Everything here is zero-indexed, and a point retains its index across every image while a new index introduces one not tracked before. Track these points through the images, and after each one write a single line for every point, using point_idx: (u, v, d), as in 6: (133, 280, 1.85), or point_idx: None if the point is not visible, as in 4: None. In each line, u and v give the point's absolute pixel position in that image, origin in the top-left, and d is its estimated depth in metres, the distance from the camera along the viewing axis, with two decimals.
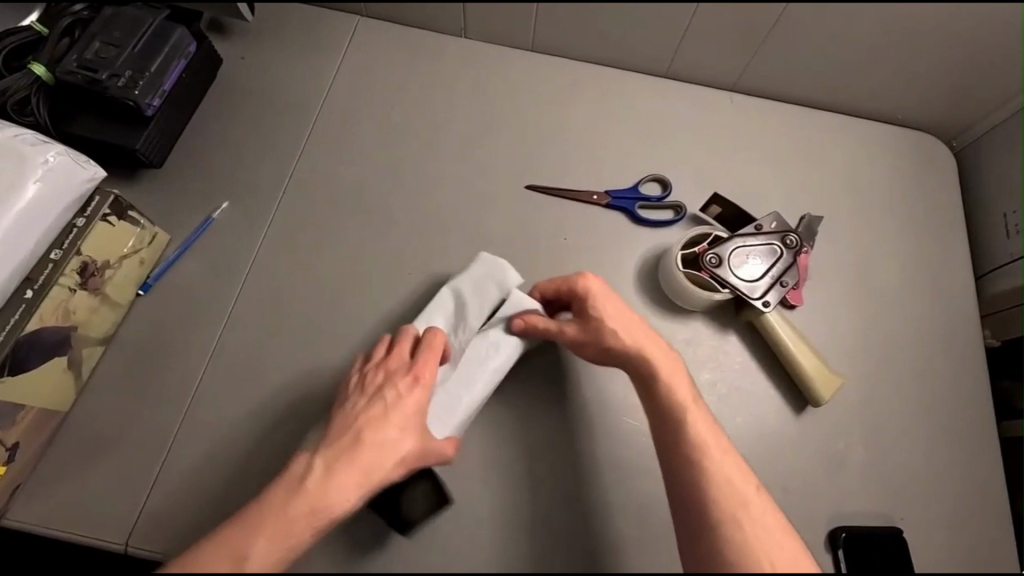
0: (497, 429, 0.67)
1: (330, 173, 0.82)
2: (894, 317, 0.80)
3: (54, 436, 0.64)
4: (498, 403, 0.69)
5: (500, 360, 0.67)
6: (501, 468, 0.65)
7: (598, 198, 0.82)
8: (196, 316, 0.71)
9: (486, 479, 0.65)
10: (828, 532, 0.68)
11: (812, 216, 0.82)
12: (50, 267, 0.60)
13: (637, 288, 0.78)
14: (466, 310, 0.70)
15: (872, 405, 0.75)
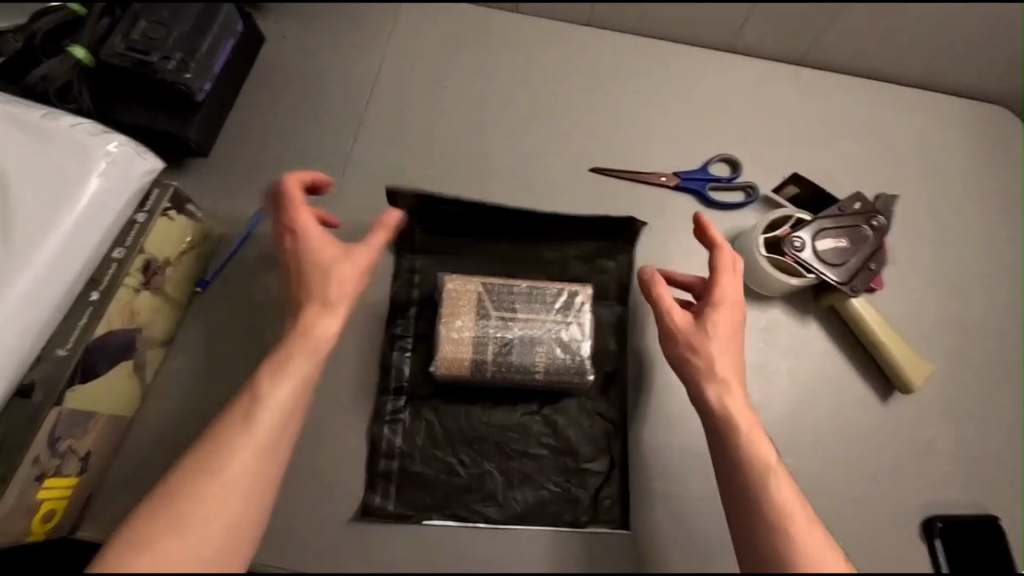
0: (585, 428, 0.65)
1: (385, 159, 0.78)
2: (974, 298, 0.78)
3: (122, 444, 0.61)
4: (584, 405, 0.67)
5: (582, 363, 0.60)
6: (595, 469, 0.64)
7: (665, 180, 0.78)
8: (258, 313, 0.68)
9: (569, 480, 0.64)
10: (921, 521, 0.67)
11: (887, 195, 0.77)
12: (115, 266, 0.56)
13: (712, 274, 0.75)
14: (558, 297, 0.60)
15: (956, 390, 0.73)
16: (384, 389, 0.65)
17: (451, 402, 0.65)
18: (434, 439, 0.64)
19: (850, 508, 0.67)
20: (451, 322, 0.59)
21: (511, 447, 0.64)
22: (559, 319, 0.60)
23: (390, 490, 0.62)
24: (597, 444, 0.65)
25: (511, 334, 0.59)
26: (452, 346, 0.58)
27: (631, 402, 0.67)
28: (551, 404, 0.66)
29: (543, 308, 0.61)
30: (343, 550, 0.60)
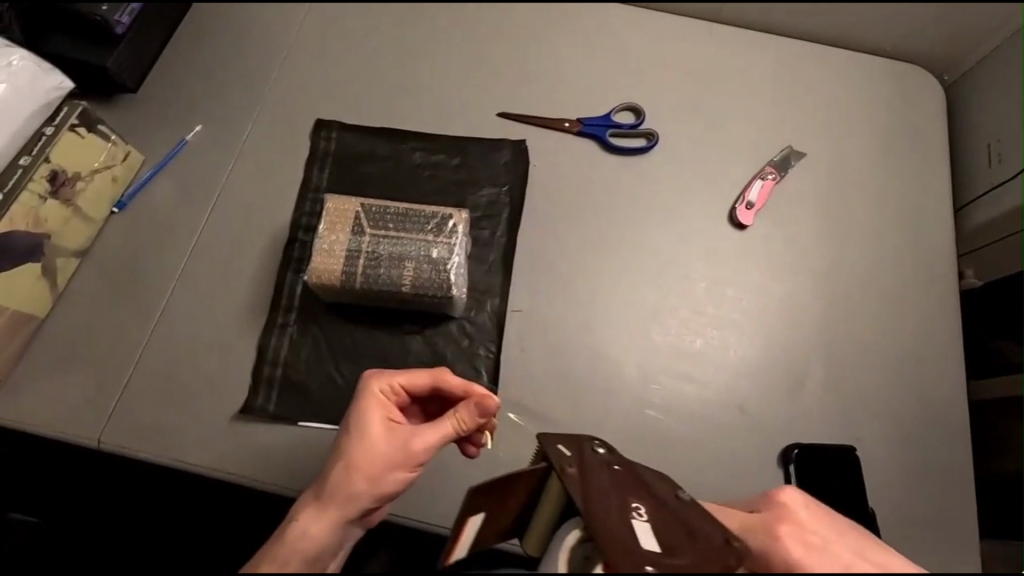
0: (464, 350, 0.69)
1: (300, 97, 0.82)
2: (867, 247, 0.78)
3: (31, 340, 0.67)
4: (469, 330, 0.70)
5: (448, 281, 0.63)
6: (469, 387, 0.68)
7: (568, 125, 0.81)
8: (169, 232, 0.73)
9: None
10: (782, 449, 0.68)
11: (794, 149, 0.81)
12: (19, 172, 0.62)
13: (604, 214, 0.77)
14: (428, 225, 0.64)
15: (836, 333, 0.73)
16: (275, 304, 0.70)
17: (337, 318, 0.69)
18: (317, 352, 0.68)
19: (717, 436, 0.68)
20: (326, 236, 0.63)
21: (390, 362, 0.68)
22: (428, 239, 0.63)
23: (269, 393, 0.66)
24: (471, 364, 0.69)
25: (381, 250, 0.63)
26: (325, 259, 0.62)
27: (507, 328, 0.71)
28: (431, 325, 0.70)
29: (416, 228, 0.64)
30: (220, 444, 0.64)
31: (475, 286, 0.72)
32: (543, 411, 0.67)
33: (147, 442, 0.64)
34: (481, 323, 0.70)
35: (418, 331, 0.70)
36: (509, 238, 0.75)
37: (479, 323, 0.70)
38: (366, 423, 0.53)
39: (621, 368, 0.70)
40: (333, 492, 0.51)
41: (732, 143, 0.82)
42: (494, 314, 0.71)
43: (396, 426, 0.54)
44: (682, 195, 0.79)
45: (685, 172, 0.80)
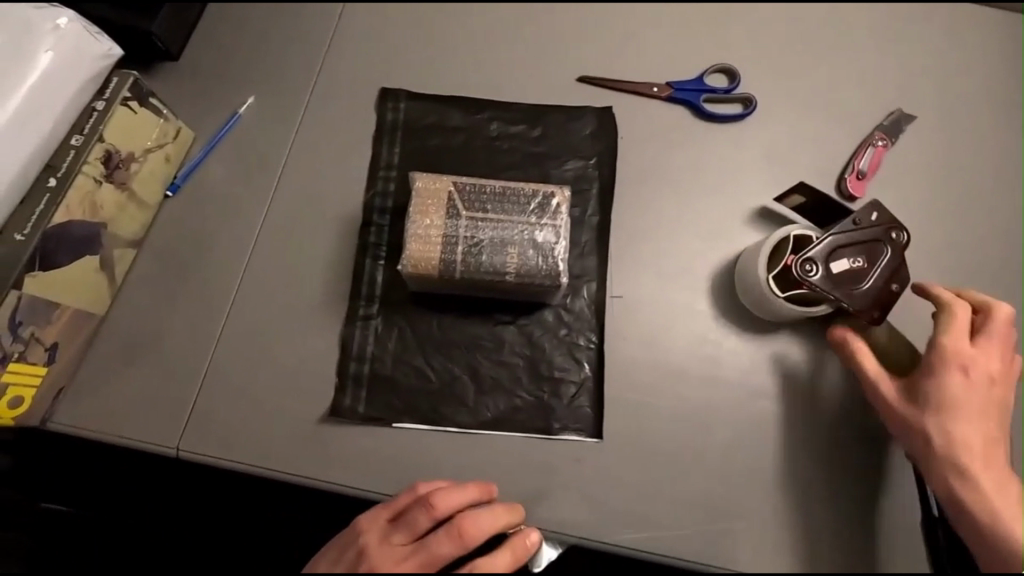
0: (560, 341, 0.64)
1: (361, 65, 0.74)
2: (1000, 214, 0.70)
3: (92, 340, 0.60)
4: (565, 319, 0.64)
5: (553, 267, 0.57)
6: (571, 380, 0.63)
7: (657, 90, 0.74)
8: (230, 218, 0.66)
9: (542, 389, 0.62)
10: None
11: (902, 112, 0.73)
12: (72, 154, 0.54)
13: (703, 187, 0.71)
14: (527, 207, 0.58)
15: (972, 311, 0.66)
16: (355, 295, 0.63)
17: (423, 308, 0.63)
18: (404, 346, 0.62)
19: (842, 427, 0.62)
20: (419, 221, 0.56)
21: (484, 356, 0.63)
22: (527, 221, 0.57)
23: (358, 393, 0.61)
24: (570, 355, 0.63)
25: (481, 235, 0.56)
26: (418, 246, 0.56)
27: (607, 316, 0.65)
28: (525, 315, 0.64)
29: (516, 209, 0.58)
30: (308, 450, 0.59)
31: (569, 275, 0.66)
32: (651, 405, 0.63)
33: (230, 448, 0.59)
34: (577, 312, 0.65)
35: (512, 321, 0.64)
36: (602, 216, 0.69)
37: (574, 312, 0.65)
38: (386, 554, 0.53)
39: (732, 357, 0.64)
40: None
41: (838, 104, 0.74)
42: (591, 301, 0.65)
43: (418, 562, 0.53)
44: (786, 164, 0.72)
45: (787, 139, 0.73)
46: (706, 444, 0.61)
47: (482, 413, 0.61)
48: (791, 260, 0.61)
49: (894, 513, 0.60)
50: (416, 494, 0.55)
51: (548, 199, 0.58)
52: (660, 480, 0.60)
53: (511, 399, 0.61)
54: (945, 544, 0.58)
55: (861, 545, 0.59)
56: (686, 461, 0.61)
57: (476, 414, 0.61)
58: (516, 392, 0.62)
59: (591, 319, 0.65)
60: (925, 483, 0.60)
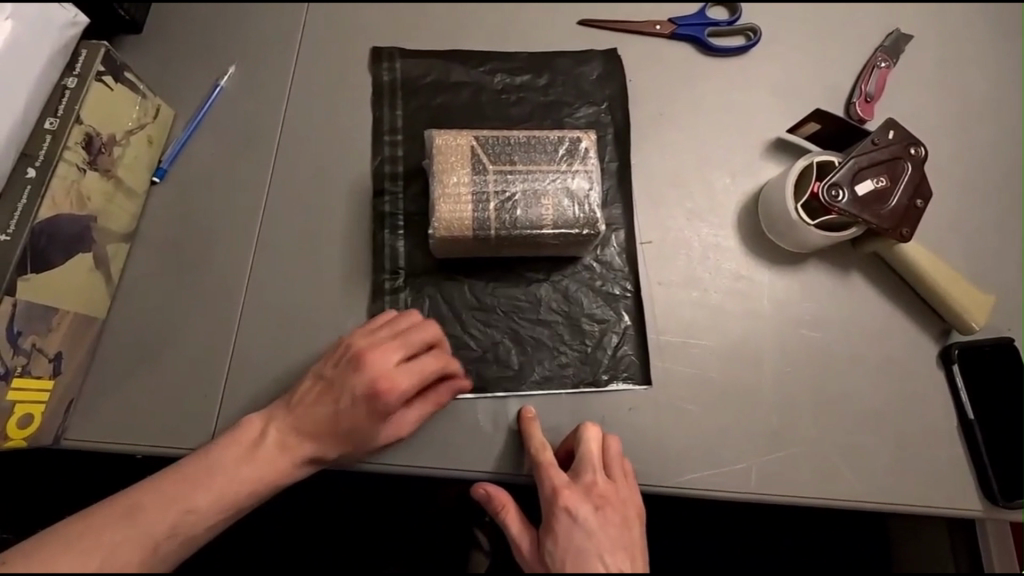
0: (596, 295, 0.62)
1: (345, 23, 0.68)
2: (1002, 124, 0.70)
3: (99, 343, 0.56)
4: (599, 272, 0.63)
5: (591, 216, 0.54)
6: (613, 331, 0.61)
7: (660, 28, 0.71)
8: (228, 200, 0.61)
9: (585, 344, 0.61)
10: (939, 349, 0.63)
11: (901, 31, 0.72)
12: (50, 139, 0.48)
13: (717, 125, 0.69)
14: (556, 157, 0.56)
15: (987, 220, 0.67)
16: (379, 269, 0.60)
17: (452, 275, 0.60)
18: (439, 315, 0.59)
19: (876, 346, 0.63)
20: (445, 179, 0.53)
21: (523, 316, 0.60)
22: (560, 171, 0.55)
23: None
24: (609, 304, 0.62)
25: (512, 188, 0.54)
26: (447, 207, 0.53)
27: (640, 261, 0.64)
28: (558, 270, 0.62)
29: (545, 159, 0.55)
30: None
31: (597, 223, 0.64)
32: (691, 346, 0.62)
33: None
34: (609, 264, 0.63)
35: (546, 277, 0.62)
36: (619, 162, 0.67)
37: (606, 264, 0.63)
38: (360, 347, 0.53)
39: (765, 290, 0.64)
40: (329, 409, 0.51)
41: (838, 29, 0.73)
42: (622, 251, 0.64)
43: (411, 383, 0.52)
44: (797, 92, 0.70)
45: (795, 65, 0.71)
46: (752, 379, 0.61)
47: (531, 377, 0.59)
48: (817, 186, 0.61)
49: (932, 422, 0.62)
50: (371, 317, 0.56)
51: (576, 146, 0.56)
52: (711, 419, 0.60)
53: (557, 359, 0.60)
54: (983, 443, 0.60)
55: (905, 456, 0.60)
56: (729, 396, 0.61)
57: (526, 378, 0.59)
58: (559, 351, 0.60)
59: (625, 269, 0.63)
60: (959, 390, 0.62)
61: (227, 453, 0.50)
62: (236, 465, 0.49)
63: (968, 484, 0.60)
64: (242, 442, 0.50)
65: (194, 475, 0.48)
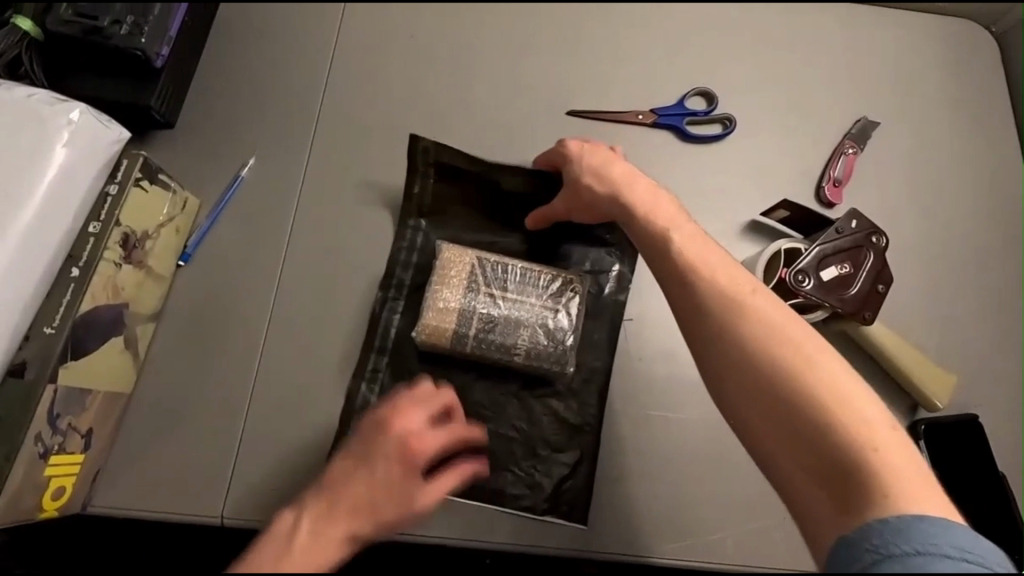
0: (565, 415, 0.65)
1: (354, 117, 0.75)
2: (961, 208, 0.75)
3: (124, 416, 0.61)
4: (572, 391, 0.66)
5: (553, 344, 0.63)
6: (569, 452, 0.64)
7: (642, 118, 0.77)
8: (244, 282, 0.67)
9: (537, 466, 0.64)
10: (907, 424, 0.67)
11: (867, 119, 0.78)
12: (92, 241, 0.54)
13: (694, 208, 0.75)
14: (544, 290, 0.64)
15: (947, 300, 0.71)
16: (369, 346, 0.65)
17: (428, 367, 0.65)
18: (413, 388, 0.65)
19: None
20: (440, 293, 0.63)
21: (485, 431, 0.64)
22: (540, 303, 0.64)
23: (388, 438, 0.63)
24: (571, 434, 0.65)
25: (496, 315, 0.63)
26: (435, 321, 0.62)
27: (610, 392, 0.67)
28: (530, 390, 0.65)
29: (534, 292, 0.64)
30: None
31: (581, 344, 0.68)
32: (667, 420, 0.66)
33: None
34: (583, 382, 0.67)
35: (514, 395, 0.65)
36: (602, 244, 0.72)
37: (581, 381, 0.67)
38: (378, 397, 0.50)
39: None
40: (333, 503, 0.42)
41: (809, 116, 0.79)
42: (597, 374, 0.67)
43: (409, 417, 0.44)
44: (769, 177, 0.76)
45: (768, 153, 0.77)
46: (728, 454, 0.65)
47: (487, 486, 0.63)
48: (785, 271, 0.66)
49: None
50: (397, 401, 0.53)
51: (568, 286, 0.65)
52: (685, 490, 0.64)
53: (514, 476, 0.63)
54: None
55: None
56: (702, 469, 0.64)
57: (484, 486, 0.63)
58: (518, 468, 0.63)
59: (600, 386, 0.67)
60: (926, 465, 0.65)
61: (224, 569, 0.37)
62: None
63: None
64: (281, 541, 0.39)
65: None
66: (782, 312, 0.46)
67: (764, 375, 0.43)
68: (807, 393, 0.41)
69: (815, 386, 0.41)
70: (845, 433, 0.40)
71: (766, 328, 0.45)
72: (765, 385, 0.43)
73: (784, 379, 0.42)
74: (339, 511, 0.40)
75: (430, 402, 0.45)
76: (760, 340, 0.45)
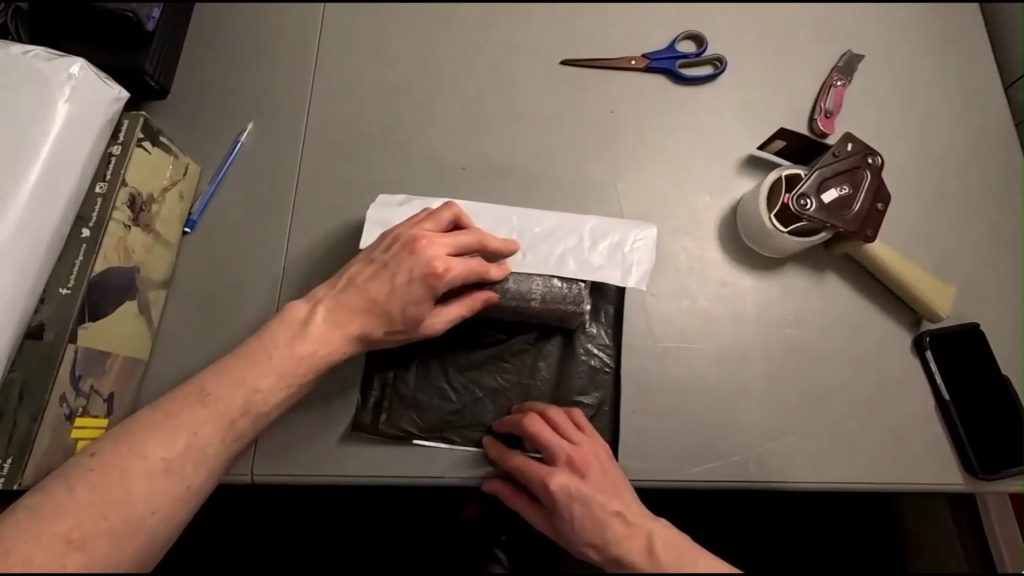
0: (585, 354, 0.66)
1: (348, 79, 0.75)
2: (945, 132, 0.77)
3: (143, 383, 0.60)
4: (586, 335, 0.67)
5: (568, 290, 0.64)
6: (592, 390, 0.65)
7: (635, 63, 0.78)
8: (252, 245, 0.67)
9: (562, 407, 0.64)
10: (913, 337, 0.69)
11: (852, 52, 0.80)
12: (100, 202, 0.54)
13: (693, 147, 0.76)
14: (558, 239, 0.66)
15: (938, 218, 0.73)
16: None
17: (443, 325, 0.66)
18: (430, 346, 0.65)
19: (852, 339, 0.69)
20: None
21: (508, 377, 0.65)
22: (555, 251, 0.65)
23: (414, 391, 0.64)
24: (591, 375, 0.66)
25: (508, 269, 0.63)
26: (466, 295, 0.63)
27: (623, 332, 0.68)
28: (547, 337, 0.66)
29: (545, 244, 0.65)
30: (385, 449, 0.63)
31: (592, 292, 0.68)
32: (682, 350, 0.67)
33: (311, 461, 0.62)
34: (597, 325, 0.67)
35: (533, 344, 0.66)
36: (606, 189, 0.73)
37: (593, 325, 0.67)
38: (379, 280, 0.56)
39: (746, 296, 0.70)
40: (337, 346, 0.55)
41: (796, 53, 0.80)
42: (610, 322, 0.68)
43: (424, 260, 0.56)
44: (763, 113, 0.77)
45: (760, 90, 0.78)
46: (744, 378, 0.67)
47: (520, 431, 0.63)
48: (788, 197, 0.67)
49: (910, 405, 0.67)
50: (406, 240, 0.57)
51: (583, 235, 0.66)
52: (705, 413, 0.65)
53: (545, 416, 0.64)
54: (958, 422, 0.65)
55: (886, 439, 0.66)
56: (720, 394, 0.66)
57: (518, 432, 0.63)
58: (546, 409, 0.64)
59: (613, 328, 0.68)
60: (933, 374, 0.67)
61: (196, 418, 0.50)
62: (249, 372, 0.52)
63: (949, 462, 0.65)
64: (296, 325, 0.55)
65: (186, 400, 0.50)
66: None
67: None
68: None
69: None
70: None
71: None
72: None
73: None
74: (350, 314, 0.56)
75: (446, 252, 0.57)
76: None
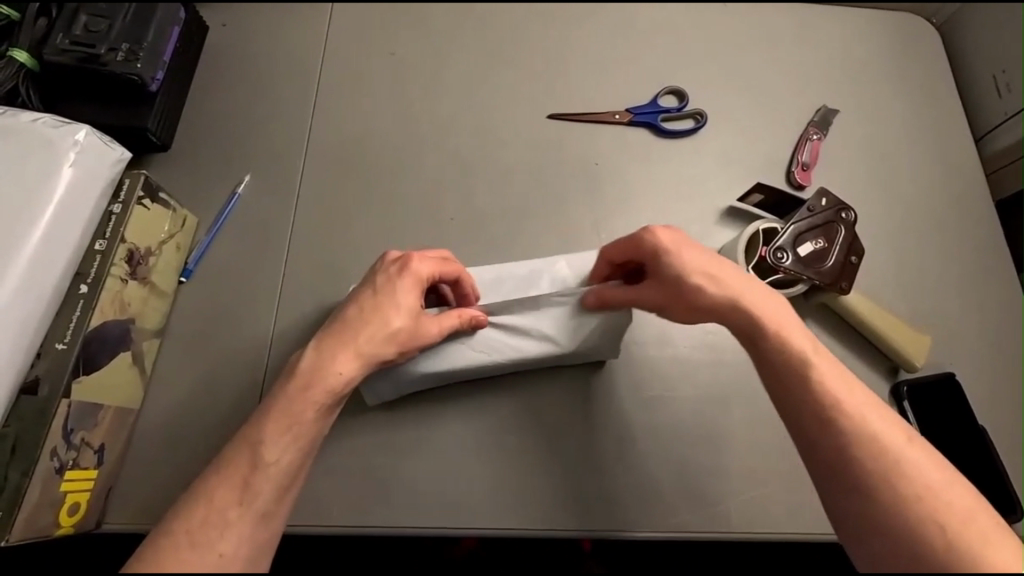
0: (568, 404, 0.67)
1: (342, 132, 0.78)
2: (918, 184, 0.80)
3: (132, 433, 0.61)
4: (566, 387, 0.68)
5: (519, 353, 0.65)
6: (575, 439, 0.66)
7: (619, 117, 0.81)
8: (244, 294, 0.69)
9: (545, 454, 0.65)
10: (890, 387, 0.70)
11: (826, 108, 0.83)
12: (98, 258, 0.56)
13: (676, 198, 0.78)
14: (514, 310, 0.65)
15: (913, 267, 0.76)
16: None
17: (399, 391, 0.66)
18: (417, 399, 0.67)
19: None
20: None
21: (496, 428, 0.66)
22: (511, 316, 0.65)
23: (398, 441, 0.65)
24: (572, 424, 0.66)
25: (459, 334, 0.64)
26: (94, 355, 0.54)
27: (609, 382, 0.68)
28: (525, 388, 0.67)
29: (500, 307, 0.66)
30: (371, 499, 0.63)
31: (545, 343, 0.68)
32: (668, 398, 0.68)
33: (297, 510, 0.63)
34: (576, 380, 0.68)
35: (522, 394, 0.67)
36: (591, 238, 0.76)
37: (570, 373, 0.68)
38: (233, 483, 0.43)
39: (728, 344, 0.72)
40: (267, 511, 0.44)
41: (774, 107, 0.84)
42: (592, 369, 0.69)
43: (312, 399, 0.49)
44: (742, 166, 0.80)
45: (739, 142, 0.81)
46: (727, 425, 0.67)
47: (496, 480, 0.64)
48: (764, 250, 0.70)
49: None
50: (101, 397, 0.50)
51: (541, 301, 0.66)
52: (688, 462, 0.66)
53: (525, 465, 0.65)
54: None
55: None
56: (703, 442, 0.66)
57: (494, 481, 0.64)
58: (526, 457, 0.65)
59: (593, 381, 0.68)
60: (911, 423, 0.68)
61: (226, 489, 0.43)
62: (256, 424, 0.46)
63: None
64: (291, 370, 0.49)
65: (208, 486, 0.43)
66: (937, 462, 0.46)
67: (908, 526, 0.43)
68: (959, 538, 0.42)
69: (977, 542, 0.42)
70: (941, 514, 0.43)
71: (925, 477, 0.45)
72: (921, 547, 0.43)
73: (946, 531, 0.43)
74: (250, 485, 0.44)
75: (433, 267, 0.58)
76: (912, 487, 0.45)
